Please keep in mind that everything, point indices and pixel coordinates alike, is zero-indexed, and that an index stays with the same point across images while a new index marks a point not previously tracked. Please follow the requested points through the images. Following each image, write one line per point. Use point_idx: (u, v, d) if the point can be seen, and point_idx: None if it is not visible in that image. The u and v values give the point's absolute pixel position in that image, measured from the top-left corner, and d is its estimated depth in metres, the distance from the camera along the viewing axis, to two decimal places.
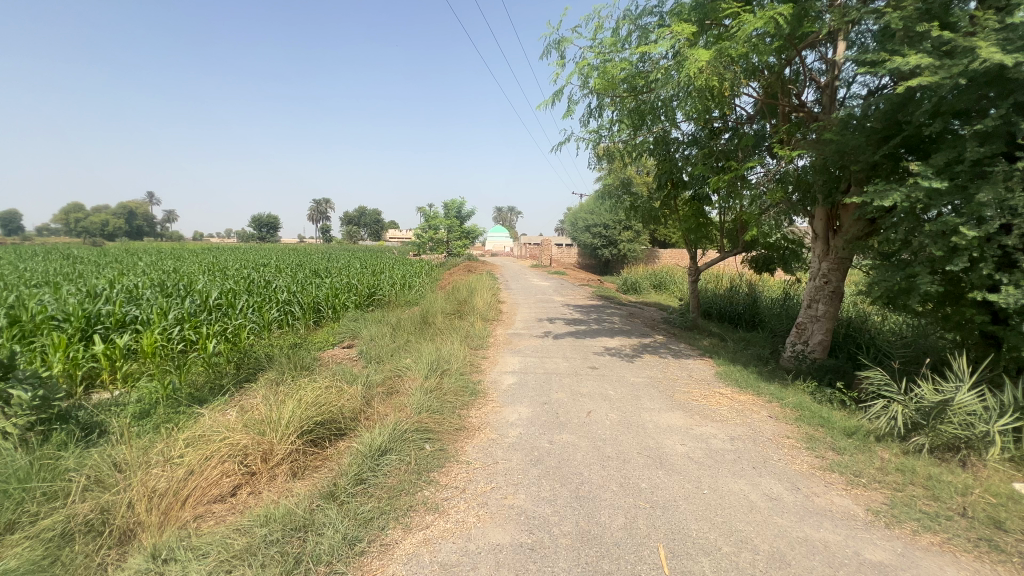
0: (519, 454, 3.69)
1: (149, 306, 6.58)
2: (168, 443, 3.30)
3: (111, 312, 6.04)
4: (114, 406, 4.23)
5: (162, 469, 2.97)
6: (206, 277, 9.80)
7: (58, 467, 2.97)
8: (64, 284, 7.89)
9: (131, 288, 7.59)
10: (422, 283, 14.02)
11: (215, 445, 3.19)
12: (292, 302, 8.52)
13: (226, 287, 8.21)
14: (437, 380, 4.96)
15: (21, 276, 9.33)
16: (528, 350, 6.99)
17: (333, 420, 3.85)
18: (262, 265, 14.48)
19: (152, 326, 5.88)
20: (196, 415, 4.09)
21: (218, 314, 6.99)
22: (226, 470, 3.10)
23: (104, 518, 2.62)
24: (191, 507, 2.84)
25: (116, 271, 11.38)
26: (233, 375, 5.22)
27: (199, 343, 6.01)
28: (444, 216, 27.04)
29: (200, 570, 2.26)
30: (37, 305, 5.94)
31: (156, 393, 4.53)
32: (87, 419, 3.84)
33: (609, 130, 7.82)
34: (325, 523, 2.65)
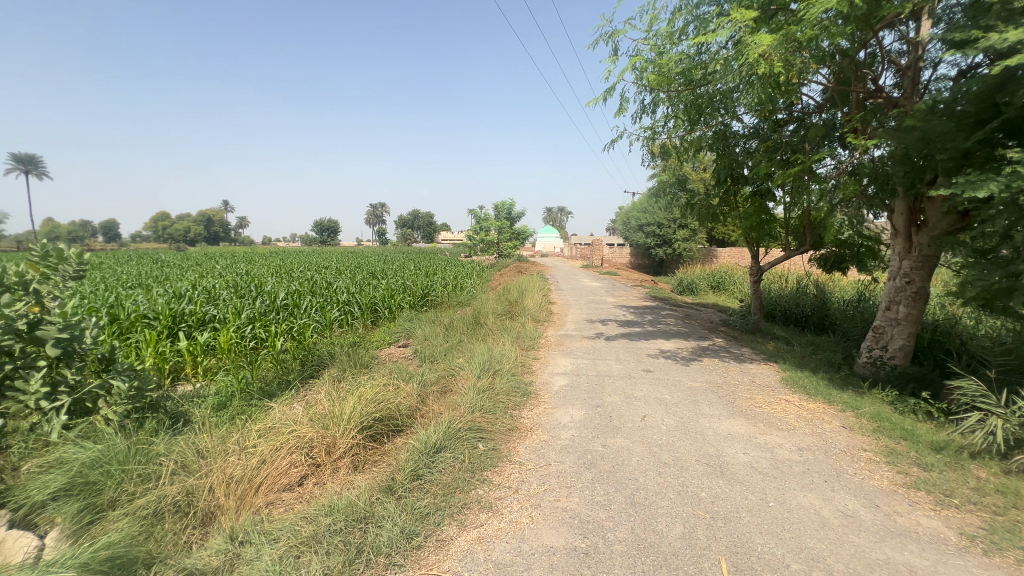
0: (571, 457, 3.66)
1: (225, 306, 7.12)
2: (243, 434, 3.55)
3: (193, 311, 6.59)
4: (196, 398, 4.61)
5: (238, 457, 3.20)
6: (274, 279, 10.47)
7: (151, 451, 3.27)
8: (154, 286, 8.72)
9: (209, 289, 8.26)
10: (473, 284, 14.23)
11: (285, 436, 3.40)
12: (351, 302, 8.92)
13: (292, 288, 8.74)
14: (489, 380, 5.02)
15: (119, 278, 10.40)
16: (580, 352, 6.91)
17: (391, 417, 3.98)
18: (324, 267, 15.26)
19: (228, 324, 6.36)
20: (267, 408, 4.37)
21: (285, 314, 7.44)
22: (294, 461, 3.28)
23: (190, 500, 2.86)
24: (264, 494, 3.04)
25: (197, 273, 12.42)
26: (299, 371, 5.53)
27: (268, 341, 6.43)
28: (495, 217, 27.34)
29: (273, 553, 2.41)
30: (131, 304, 6.58)
31: (232, 387, 4.90)
32: (174, 408, 4.21)
33: (664, 125, 7.59)
34: (384, 516, 2.75)
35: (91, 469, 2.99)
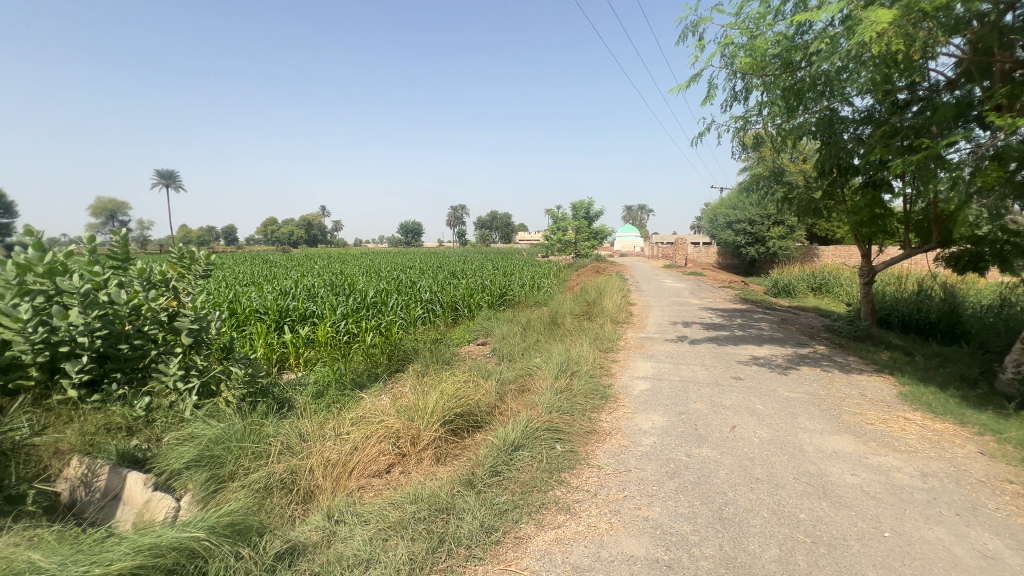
0: (653, 465, 3.52)
1: (323, 303, 7.76)
2: (338, 421, 3.85)
3: (296, 307, 7.28)
4: (298, 385, 5.09)
5: (334, 442, 3.49)
6: (365, 278, 11.23)
7: (262, 432, 3.65)
8: (266, 284, 9.77)
9: (310, 287, 9.07)
10: (551, 284, 14.19)
11: (375, 426, 3.64)
12: (433, 301, 9.32)
13: (381, 288, 9.34)
14: (567, 381, 4.97)
15: (237, 277, 11.76)
16: (662, 356, 6.63)
17: (471, 412, 4.08)
18: (410, 267, 16.09)
19: (325, 320, 6.94)
20: (358, 399, 4.71)
21: (374, 311, 7.94)
22: (383, 449, 3.50)
23: (294, 478, 3.17)
24: (356, 478, 3.27)
25: (299, 273, 13.66)
26: (386, 365, 5.87)
27: (360, 336, 6.92)
28: (573, 216, 27.11)
29: (364, 535, 2.58)
30: (246, 300, 7.40)
31: (328, 377, 5.32)
32: (280, 394, 4.67)
33: (758, 115, 7.05)
34: (464, 508, 2.83)
35: (215, 445, 3.41)
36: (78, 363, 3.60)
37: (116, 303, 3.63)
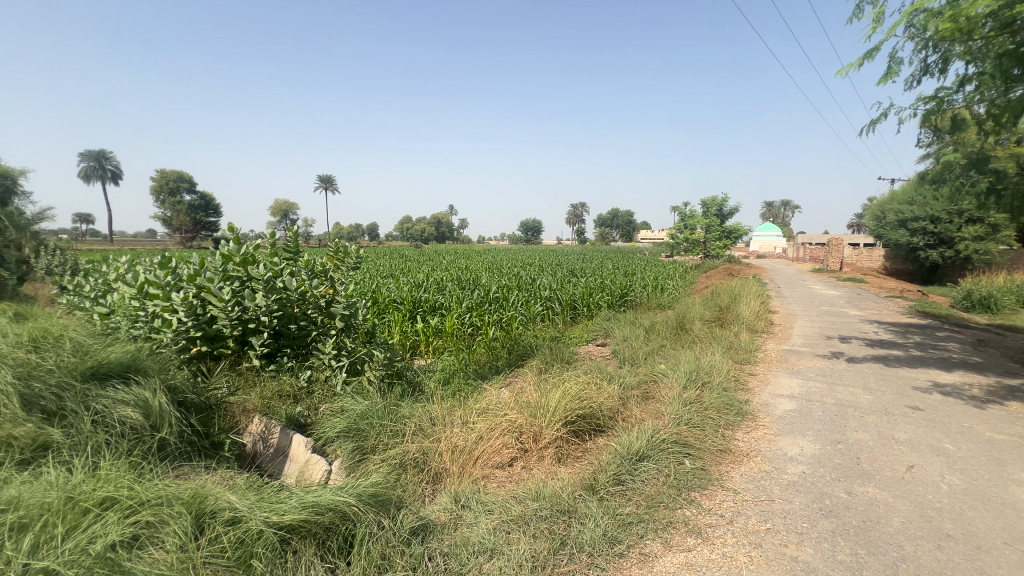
0: (803, 498, 3.07)
1: (450, 297, 8.25)
2: (465, 410, 4.07)
3: (428, 299, 7.86)
4: (429, 371, 5.48)
5: (461, 430, 3.71)
6: (488, 274, 11.71)
7: (398, 412, 3.99)
8: (401, 277, 10.72)
9: (439, 281, 9.74)
10: (676, 286, 13.32)
11: (499, 419, 3.76)
12: (552, 299, 9.36)
13: (502, 284, 9.66)
14: (696, 392, 4.59)
15: (379, 270, 13.11)
16: (812, 373, 5.79)
17: (593, 415, 3.98)
18: (530, 265, 16.39)
19: (452, 312, 7.38)
20: (481, 389, 4.91)
21: (496, 306, 8.22)
22: (506, 442, 3.59)
23: (425, 459, 3.42)
24: (480, 467, 3.41)
25: (429, 267, 14.76)
26: (507, 359, 6.03)
27: (483, 329, 7.23)
28: (703, 214, 25.20)
29: (488, 523, 2.66)
30: (386, 291, 8.20)
31: (454, 366, 5.63)
32: (412, 377, 5.07)
33: (958, 90, 5.76)
34: (587, 514, 2.76)
35: (361, 419, 3.81)
36: (260, 338, 4.29)
37: (289, 289, 4.25)
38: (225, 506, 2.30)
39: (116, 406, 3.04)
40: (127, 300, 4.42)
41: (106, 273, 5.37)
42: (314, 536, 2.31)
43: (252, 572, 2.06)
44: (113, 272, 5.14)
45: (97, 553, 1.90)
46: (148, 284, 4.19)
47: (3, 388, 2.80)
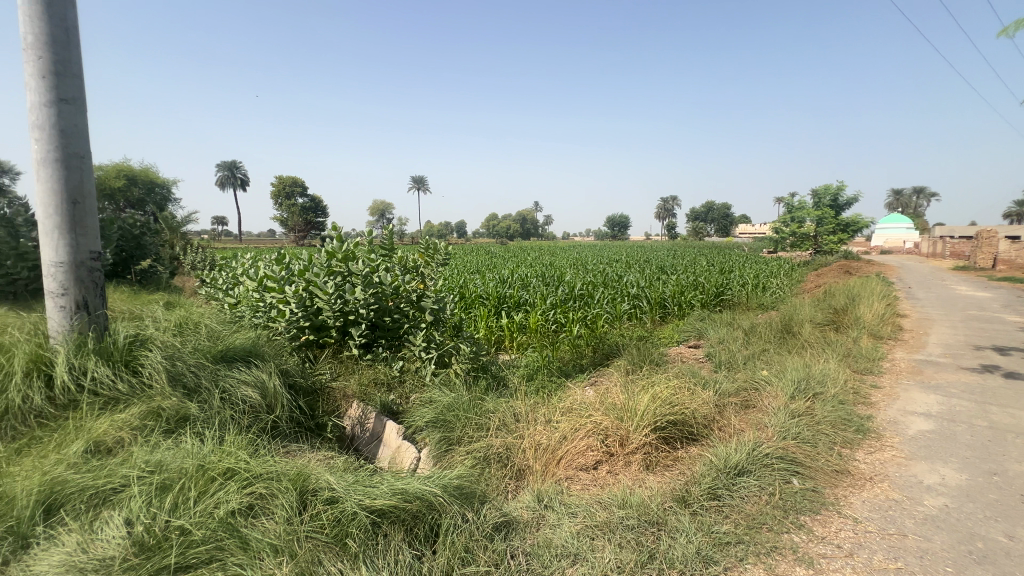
0: (945, 536, 2.60)
1: (535, 293, 8.25)
2: (548, 409, 4.03)
3: (513, 295, 7.94)
4: (513, 367, 5.51)
5: (545, 429, 3.68)
6: (573, 271, 11.55)
7: (483, 406, 4.04)
8: (487, 273, 10.96)
9: (524, 277, 9.81)
10: (780, 285, 12.13)
11: (584, 420, 3.67)
12: (640, 296, 8.98)
13: (587, 280, 9.47)
14: (806, 403, 4.10)
15: (466, 266, 13.52)
16: (955, 389, 4.93)
17: (685, 422, 3.72)
18: (616, 262, 15.92)
19: (537, 308, 7.37)
20: (565, 387, 4.83)
21: (581, 303, 8.06)
22: (590, 445, 3.48)
23: (508, 455, 3.43)
24: (564, 468, 3.34)
25: (515, 263, 14.93)
26: (591, 357, 5.86)
27: (567, 326, 7.13)
28: (814, 205, 22.71)
29: (571, 527, 2.58)
30: (473, 287, 8.41)
31: (538, 362, 5.60)
32: (497, 372, 5.13)
33: None
34: (677, 528, 2.58)
35: (448, 411, 3.92)
36: (359, 329, 4.59)
37: (383, 284, 4.50)
38: (325, 485, 2.48)
39: (239, 386, 3.43)
40: (251, 291, 4.97)
41: (235, 268, 6.10)
42: (402, 522, 2.39)
43: (346, 550, 2.18)
44: (240, 267, 5.81)
45: (220, 518, 2.15)
46: (267, 278, 4.68)
47: (156, 365, 3.29)
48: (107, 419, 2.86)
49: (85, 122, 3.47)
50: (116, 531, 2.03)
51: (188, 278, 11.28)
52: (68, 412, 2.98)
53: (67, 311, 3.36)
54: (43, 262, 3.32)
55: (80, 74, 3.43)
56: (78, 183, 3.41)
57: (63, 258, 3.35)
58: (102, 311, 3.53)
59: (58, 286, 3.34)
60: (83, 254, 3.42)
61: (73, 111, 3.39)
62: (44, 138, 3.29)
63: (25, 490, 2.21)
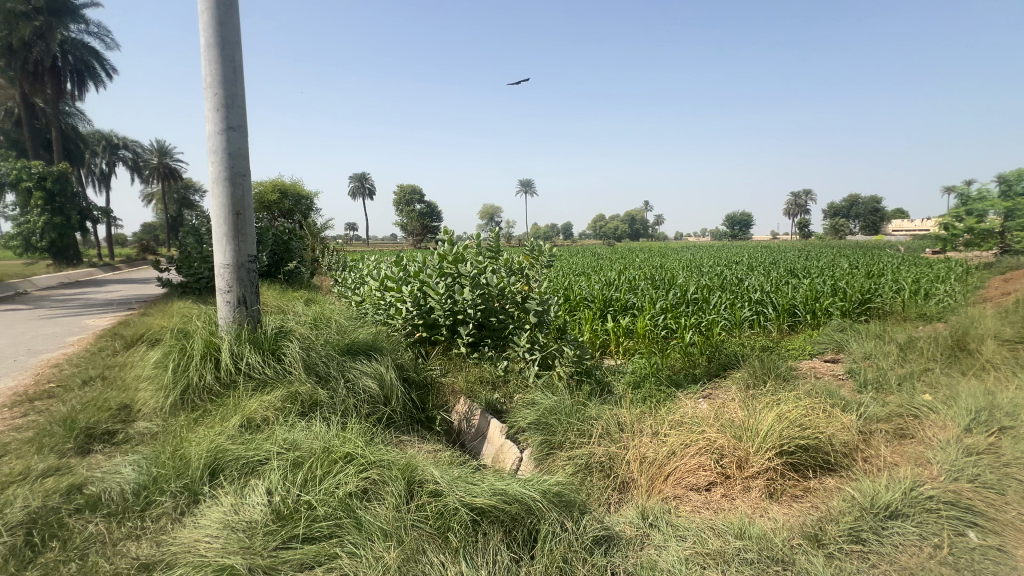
0: None
1: (643, 297, 7.89)
2: (656, 420, 3.79)
3: (619, 298, 7.69)
4: (618, 372, 5.28)
5: (652, 441, 3.47)
6: (686, 273, 10.84)
7: (585, 412, 3.94)
8: (593, 275, 10.77)
9: (632, 279, 9.45)
10: (952, 291, 10.04)
11: (695, 436, 3.39)
12: (764, 302, 8.09)
13: (702, 284, 8.81)
14: (987, 439, 3.32)
15: (572, 268, 13.41)
16: None
17: (820, 449, 3.22)
18: (737, 263, 14.59)
19: (644, 312, 7.02)
20: (675, 398, 4.50)
21: (695, 308, 7.50)
22: (702, 463, 3.19)
23: (611, 466, 3.30)
24: (672, 485, 3.10)
25: (622, 265, 14.48)
26: (705, 367, 5.41)
27: (678, 331, 6.68)
28: (1000, 194, 18.52)
29: (679, 551, 2.38)
30: (578, 289, 8.31)
31: (645, 369, 5.30)
32: (601, 377, 4.95)
33: None
34: (808, 571, 2.23)
35: (550, 414, 3.88)
36: (467, 328, 4.77)
37: (490, 285, 4.61)
38: (430, 478, 2.60)
39: (361, 377, 3.78)
40: (374, 291, 5.46)
41: (362, 269, 6.75)
42: (501, 523, 2.41)
43: (448, 543, 2.24)
44: (366, 268, 6.41)
45: (340, 498, 2.37)
46: (387, 278, 5.11)
47: (296, 355, 3.76)
48: (257, 400, 3.33)
49: (248, 145, 4.08)
50: (259, 497, 2.35)
51: (325, 278, 12.80)
52: (230, 390, 3.53)
53: (232, 305, 4.00)
54: (216, 264, 3.99)
55: (245, 105, 4.05)
56: (241, 198, 4.03)
57: (229, 260, 3.98)
58: (257, 306, 4.13)
59: (226, 284, 3.99)
60: (243, 257, 4.03)
61: (239, 137, 4.01)
62: (218, 161, 3.95)
63: (197, 454, 2.66)
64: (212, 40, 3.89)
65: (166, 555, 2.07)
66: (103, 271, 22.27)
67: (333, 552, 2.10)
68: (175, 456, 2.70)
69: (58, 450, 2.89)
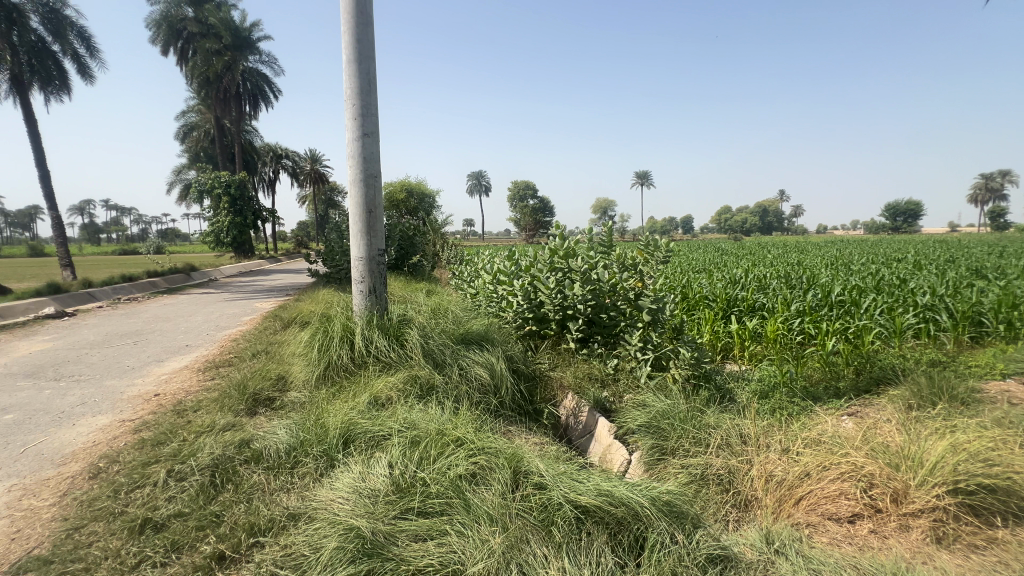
0: None
1: (774, 297, 7.09)
2: (786, 436, 3.38)
3: (745, 298, 7.03)
4: (743, 379, 4.78)
5: (781, 459, 3.10)
6: (831, 272, 9.47)
7: (703, 420, 3.64)
8: (716, 272, 9.98)
9: (761, 277, 8.56)
10: None
11: (837, 458, 2.95)
12: (936, 307, 6.72)
13: (851, 284, 7.63)
14: None
15: (693, 264, 12.54)
16: None
17: (1016, 493, 2.55)
18: (901, 260, 12.35)
19: (776, 315, 6.29)
20: (812, 413, 3.95)
21: (840, 312, 6.50)
22: (844, 491, 2.76)
23: (731, 480, 3.03)
24: (804, 511, 2.74)
25: (751, 262, 13.18)
26: (852, 381, 4.66)
27: (817, 338, 5.87)
28: None
29: None
30: (697, 287, 7.73)
31: (774, 378, 4.72)
32: (722, 383, 4.52)
33: None
34: None
35: (661, 418, 3.67)
36: (577, 324, 4.73)
37: (601, 281, 4.50)
38: (535, 470, 2.64)
39: (473, 366, 3.96)
40: (488, 284, 5.69)
41: (477, 263, 7.07)
42: (607, 525, 2.34)
43: (551, 537, 2.24)
44: (481, 262, 6.71)
45: (451, 479, 2.52)
46: (500, 273, 5.28)
47: (416, 342, 4.07)
48: (382, 380, 3.68)
49: (379, 149, 4.50)
50: (382, 469, 2.59)
51: (445, 271, 13.66)
52: (362, 370, 3.96)
53: (364, 294, 4.46)
54: (351, 257, 4.48)
55: (377, 113, 4.46)
56: (373, 197, 4.46)
57: (362, 254, 4.45)
58: (384, 295, 4.55)
59: (360, 275, 4.46)
60: (374, 251, 4.47)
61: (372, 142, 4.44)
62: (355, 164, 4.42)
63: (334, 424, 3.03)
64: (351, 56, 4.34)
65: (308, 509, 2.38)
66: (270, 264, 26.43)
67: (443, 529, 2.23)
68: (317, 424, 3.10)
69: (235, 409, 3.51)
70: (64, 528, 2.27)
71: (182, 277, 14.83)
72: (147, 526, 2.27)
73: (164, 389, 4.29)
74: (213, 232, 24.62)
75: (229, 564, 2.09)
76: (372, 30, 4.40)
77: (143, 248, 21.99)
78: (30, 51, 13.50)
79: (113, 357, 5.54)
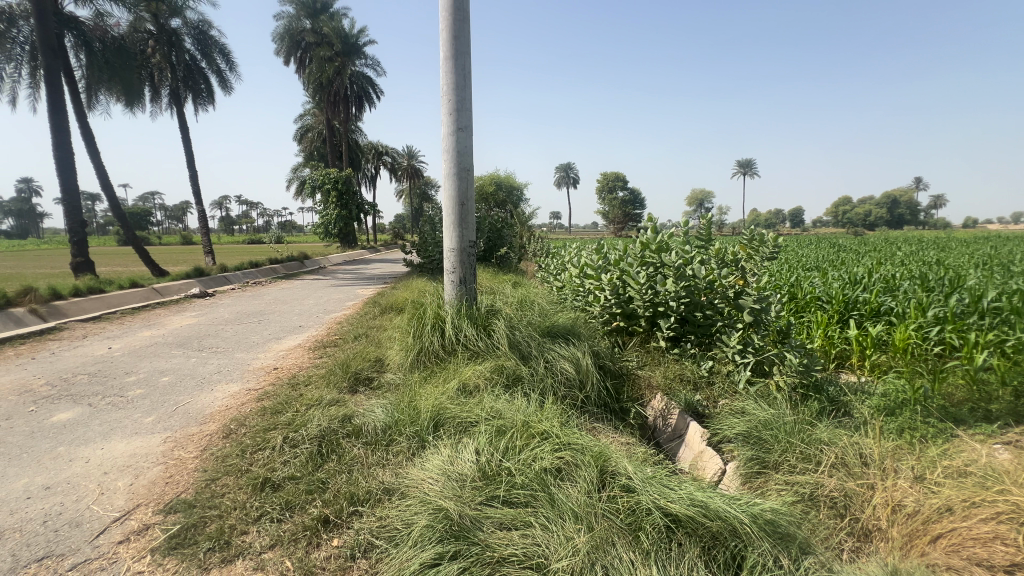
0: None
1: (905, 300, 6.16)
2: (920, 462, 2.93)
3: (868, 300, 6.19)
4: (862, 391, 4.21)
5: (913, 488, 2.69)
6: (983, 273, 8.00)
7: (813, 434, 3.26)
8: (831, 270, 8.93)
9: (889, 278, 7.48)
10: None
11: (990, 496, 2.49)
12: None
13: (1009, 288, 6.38)
14: None
15: (804, 262, 11.32)
16: None
17: None
18: None
19: (907, 321, 5.45)
20: (952, 438, 3.36)
21: (996, 321, 5.44)
22: (1000, 534, 2.28)
23: (847, 504, 2.70)
24: (944, 552, 2.27)
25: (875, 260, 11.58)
26: (1009, 405, 3.88)
27: (962, 349, 4.98)
28: None
29: None
30: (808, 287, 6.97)
31: (904, 394, 4.08)
32: (837, 396, 4.00)
33: None
34: None
35: (764, 428, 3.35)
36: (668, 322, 4.49)
37: (697, 277, 4.20)
38: (623, 472, 2.55)
39: (559, 359, 3.92)
40: (575, 278, 5.62)
41: (564, 256, 7.01)
42: (700, 539, 2.19)
43: (638, 543, 2.14)
44: (568, 254, 6.63)
45: (536, 472, 2.53)
46: (588, 267, 5.19)
47: (502, 332, 4.14)
48: (471, 368, 3.80)
49: (472, 142, 4.60)
50: (469, 455, 2.66)
51: (531, 264, 13.75)
52: (451, 357, 4.12)
53: (455, 284, 4.62)
54: (444, 247, 4.66)
55: (471, 107, 4.56)
56: (465, 189, 4.57)
57: (454, 244, 4.59)
58: (473, 286, 4.68)
59: (452, 264, 4.61)
60: (465, 242, 4.60)
61: (466, 136, 4.55)
62: (450, 157, 4.56)
63: (425, 408, 3.18)
64: (448, 52, 4.47)
65: (401, 486, 2.53)
66: (371, 254, 28.48)
67: (528, 520, 2.23)
68: (409, 406, 3.27)
69: (340, 386, 3.83)
70: (204, 478, 2.63)
71: (298, 264, 16.56)
72: (266, 484, 2.55)
73: (282, 364, 4.80)
74: (324, 224, 27.07)
75: (333, 527, 2.27)
76: (469, 25, 4.50)
77: (268, 238, 24.93)
78: (185, 69, 15.80)
79: (243, 333, 6.33)
